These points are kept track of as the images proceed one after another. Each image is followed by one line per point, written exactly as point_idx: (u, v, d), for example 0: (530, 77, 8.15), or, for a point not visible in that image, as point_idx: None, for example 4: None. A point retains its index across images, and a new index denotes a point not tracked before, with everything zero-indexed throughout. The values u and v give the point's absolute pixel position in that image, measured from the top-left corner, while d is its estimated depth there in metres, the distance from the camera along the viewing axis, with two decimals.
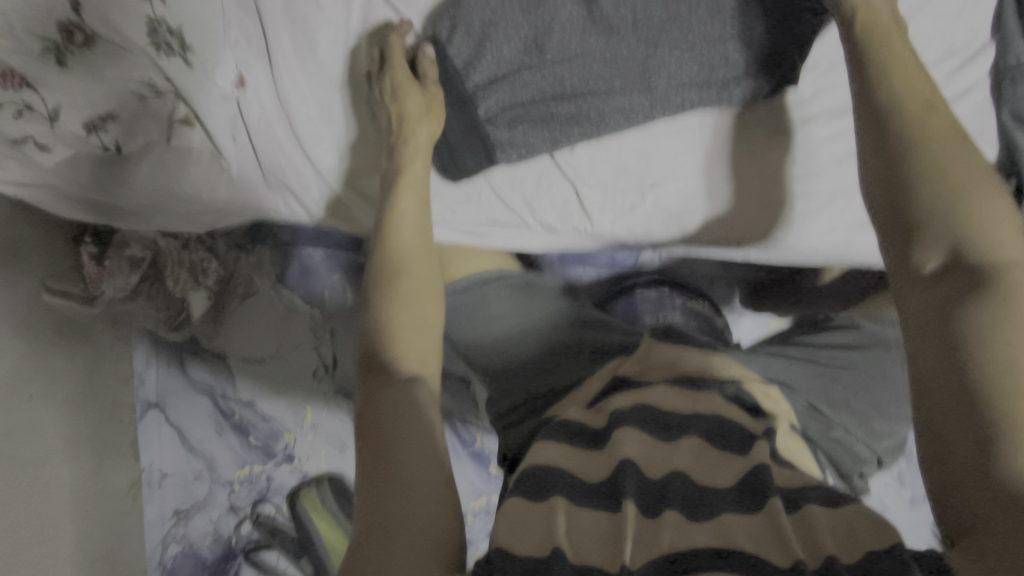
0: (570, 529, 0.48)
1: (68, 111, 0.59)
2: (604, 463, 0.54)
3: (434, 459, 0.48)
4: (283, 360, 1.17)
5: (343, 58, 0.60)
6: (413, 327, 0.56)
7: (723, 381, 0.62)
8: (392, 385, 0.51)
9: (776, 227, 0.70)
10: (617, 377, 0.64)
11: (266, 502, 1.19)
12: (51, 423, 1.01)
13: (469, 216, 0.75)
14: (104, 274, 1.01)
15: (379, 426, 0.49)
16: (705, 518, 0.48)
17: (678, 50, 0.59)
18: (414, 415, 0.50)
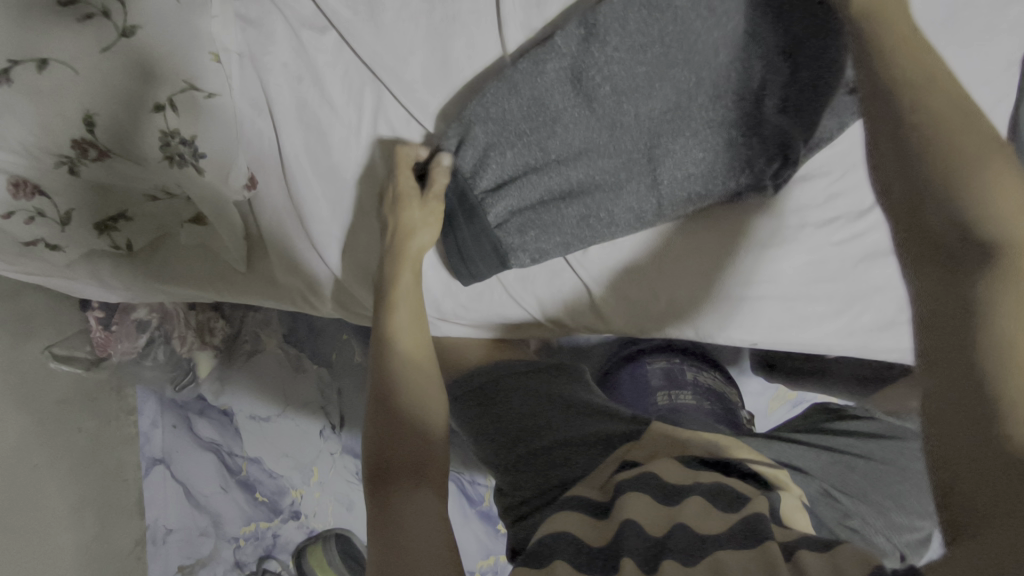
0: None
1: (80, 214, 0.58)
2: (607, 531, 0.52)
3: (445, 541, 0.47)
4: (289, 419, 1.16)
5: (354, 152, 0.63)
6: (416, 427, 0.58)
7: (731, 463, 0.61)
8: (399, 491, 0.52)
9: (793, 330, 0.69)
10: (625, 461, 0.61)
11: (272, 559, 1.18)
12: (56, 490, 1.01)
13: (481, 311, 0.76)
14: (111, 338, 1.01)
15: (392, 527, 0.49)
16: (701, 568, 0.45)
17: (682, 137, 0.60)
18: (423, 512, 0.50)
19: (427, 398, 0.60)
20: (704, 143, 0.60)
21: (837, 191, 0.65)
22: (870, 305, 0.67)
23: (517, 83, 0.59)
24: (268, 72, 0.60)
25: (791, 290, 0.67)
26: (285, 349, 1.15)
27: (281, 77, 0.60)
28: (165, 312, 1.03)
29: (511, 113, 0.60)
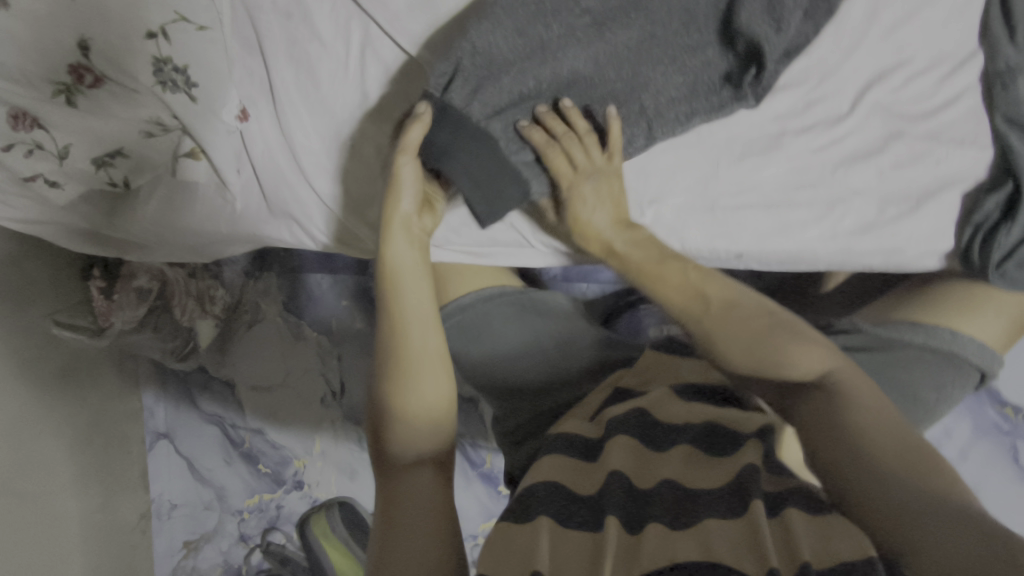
0: (554, 542, 0.46)
1: (77, 148, 0.59)
2: (594, 478, 0.53)
3: (440, 538, 0.48)
4: (290, 388, 1.17)
5: (342, 84, 0.61)
6: (419, 413, 0.56)
7: (719, 387, 0.62)
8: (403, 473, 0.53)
9: (777, 241, 0.68)
10: (619, 389, 0.63)
11: (276, 531, 1.20)
12: (61, 459, 1.02)
13: (472, 236, 0.73)
14: (112, 307, 0.99)
15: (391, 515, 0.50)
16: (685, 526, 0.46)
17: (660, 60, 0.62)
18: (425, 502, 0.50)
19: (432, 383, 0.57)
20: (682, 71, 0.63)
21: (816, 98, 0.65)
22: (852, 209, 0.65)
23: (499, 14, 0.57)
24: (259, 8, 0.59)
25: (777, 203, 0.67)
26: (285, 318, 1.16)
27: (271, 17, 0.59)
28: (167, 280, 1.03)
29: (504, 49, 0.58)
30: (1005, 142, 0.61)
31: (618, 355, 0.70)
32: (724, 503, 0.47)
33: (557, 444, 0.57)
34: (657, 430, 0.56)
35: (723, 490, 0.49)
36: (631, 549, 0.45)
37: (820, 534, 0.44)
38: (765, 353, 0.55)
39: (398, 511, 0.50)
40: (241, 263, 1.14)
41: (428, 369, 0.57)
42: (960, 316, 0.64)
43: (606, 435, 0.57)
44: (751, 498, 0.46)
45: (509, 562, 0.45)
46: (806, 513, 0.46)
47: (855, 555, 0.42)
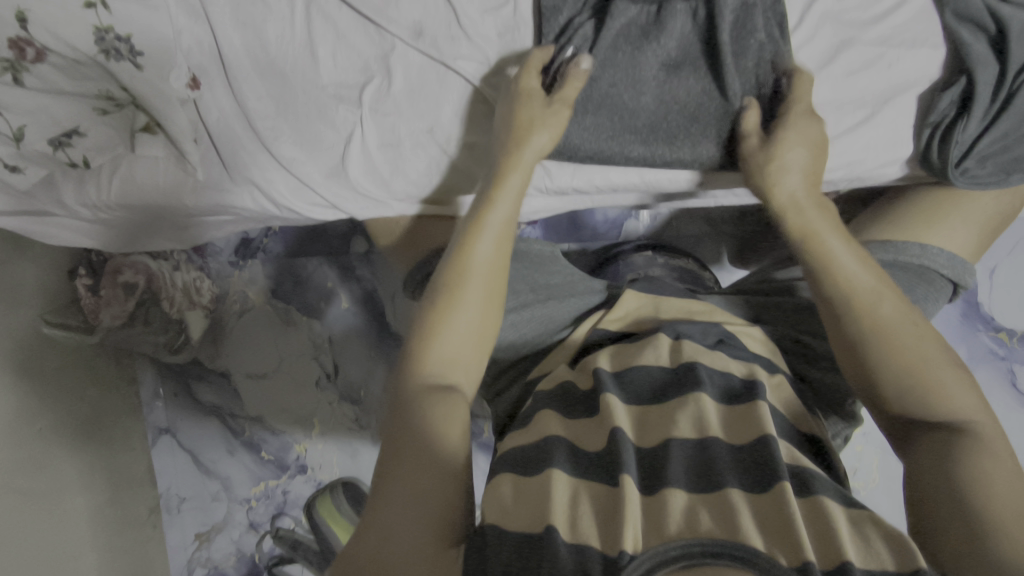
0: (569, 504, 0.44)
1: (33, 129, 0.60)
2: (597, 431, 0.50)
3: (445, 466, 0.47)
4: (286, 373, 1.17)
5: (295, 45, 0.61)
6: (461, 359, 0.54)
7: (705, 330, 0.59)
8: (425, 389, 0.51)
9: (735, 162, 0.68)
10: (601, 335, 0.62)
11: (285, 516, 1.21)
12: (65, 458, 1.04)
13: None
14: (101, 302, 1.03)
15: (406, 424, 0.49)
16: (711, 490, 0.43)
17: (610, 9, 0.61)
18: (436, 425, 0.49)
19: (471, 326, 0.55)
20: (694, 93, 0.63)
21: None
22: None
23: None
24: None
25: None
26: (273, 304, 1.16)
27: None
28: (152, 274, 1.05)
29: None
30: (957, 38, 0.59)
31: (601, 298, 0.69)
32: (749, 473, 0.44)
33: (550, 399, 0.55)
34: (660, 379, 0.53)
35: (744, 460, 0.45)
36: (651, 517, 0.42)
37: (855, 530, 0.42)
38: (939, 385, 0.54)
39: (417, 416, 0.49)
40: (223, 254, 1.15)
41: (474, 328, 0.55)
42: (930, 227, 0.65)
43: (597, 385, 0.53)
44: (779, 478, 0.43)
45: (525, 516, 0.44)
46: (841, 505, 0.44)
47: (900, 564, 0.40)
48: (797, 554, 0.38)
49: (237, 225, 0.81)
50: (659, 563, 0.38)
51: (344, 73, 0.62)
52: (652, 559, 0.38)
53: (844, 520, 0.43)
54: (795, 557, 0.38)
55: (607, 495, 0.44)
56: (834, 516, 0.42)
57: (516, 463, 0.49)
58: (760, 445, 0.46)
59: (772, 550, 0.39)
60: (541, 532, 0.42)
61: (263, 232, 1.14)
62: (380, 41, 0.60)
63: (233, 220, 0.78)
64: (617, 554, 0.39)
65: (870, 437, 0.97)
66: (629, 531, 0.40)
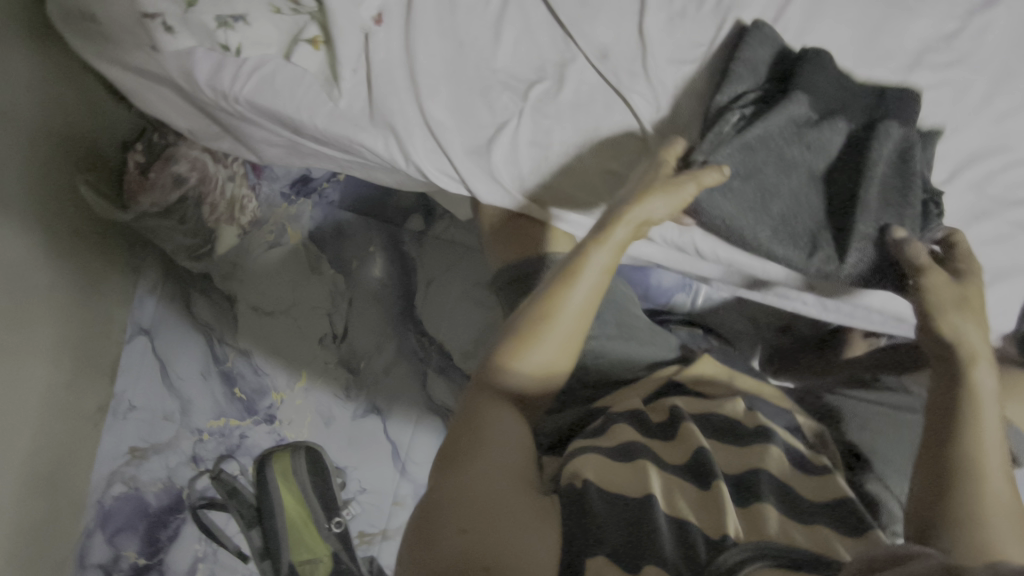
0: (666, 495, 0.50)
1: (205, 1, 0.59)
2: (681, 446, 0.56)
3: (511, 440, 0.54)
4: (293, 319, 1.13)
5: (484, 24, 0.63)
6: (541, 375, 0.58)
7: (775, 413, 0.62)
8: (495, 400, 0.56)
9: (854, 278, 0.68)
10: (673, 381, 0.65)
11: (232, 460, 1.15)
12: (42, 322, 0.97)
13: None
14: (144, 184, 0.99)
15: (478, 428, 0.53)
16: (800, 520, 0.50)
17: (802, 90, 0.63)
18: (506, 423, 0.54)
19: (550, 359, 0.57)
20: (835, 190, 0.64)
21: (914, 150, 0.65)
22: None
23: (677, 28, 0.62)
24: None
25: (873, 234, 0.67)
26: (308, 247, 1.14)
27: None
28: (207, 175, 1.01)
29: (652, 34, 0.61)
30: None
31: (674, 354, 0.72)
32: (836, 518, 0.51)
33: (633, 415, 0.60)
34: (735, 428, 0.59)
35: (820, 504, 0.52)
36: (750, 522, 0.48)
37: None
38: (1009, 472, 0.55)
39: (489, 420, 0.54)
40: (279, 183, 1.14)
41: (562, 347, 0.58)
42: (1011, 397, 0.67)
43: (677, 415, 0.59)
44: (867, 528, 0.50)
45: (622, 487, 0.51)
46: None
47: None
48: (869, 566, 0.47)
49: (335, 163, 0.80)
50: (758, 553, 0.44)
51: (514, 64, 0.63)
52: (752, 546, 0.45)
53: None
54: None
55: (700, 495, 0.50)
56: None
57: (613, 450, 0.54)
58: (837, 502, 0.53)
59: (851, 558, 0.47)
60: (642, 499, 0.49)
61: (326, 176, 1.13)
62: (563, 49, 0.63)
63: (332, 155, 0.77)
64: (721, 539, 0.46)
65: None
66: (730, 521, 0.47)
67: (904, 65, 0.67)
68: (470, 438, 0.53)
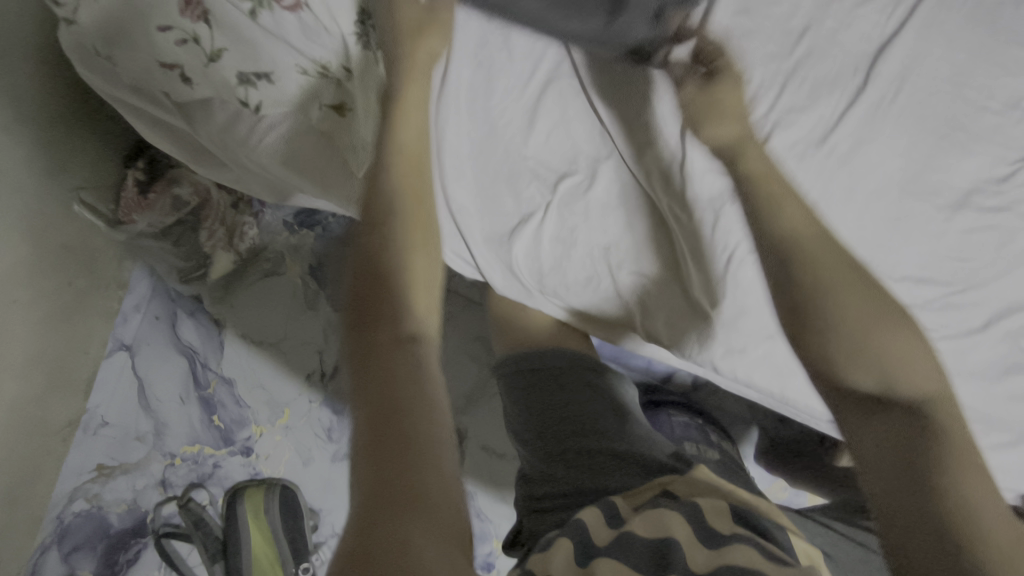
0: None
1: (230, 56, 0.55)
2: (649, 533, 0.49)
3: (440, 413, 0.40)
4: (282, 351, 1.10)
5: (512, 105, 0.61)
6: (418, 288, 0.47)
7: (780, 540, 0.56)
8: (400, 358, 0.42)
9: None
10: (666, 492, 0.58)
11: (202, 489, 1.11)
12: (21, 337, 0.91)
13: (581, 297, 0.67)
14: (142, 204, 0.96)
15: (386, 412, 0.38)
16: None
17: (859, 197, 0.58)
18: (415, 381, 0.41)
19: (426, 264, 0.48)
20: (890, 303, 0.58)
21: (956, 302, 0.57)
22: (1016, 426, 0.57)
23: None
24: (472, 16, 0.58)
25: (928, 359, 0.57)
26: (306, 281, 1.10)
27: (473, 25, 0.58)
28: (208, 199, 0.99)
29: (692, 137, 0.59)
30: None
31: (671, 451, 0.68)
32: None
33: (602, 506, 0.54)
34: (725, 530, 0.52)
35: None
36: None
37: None
38: (879, 364, 0.48)
39: (397, 389, 0.40)
40: (284, 212, 1.07)
41: (421, 232, 0.49)
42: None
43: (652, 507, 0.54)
44: None
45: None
46: None
47: None
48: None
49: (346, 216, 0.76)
50: None
51: (545, 149, 0.62)
52: None
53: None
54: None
55: None
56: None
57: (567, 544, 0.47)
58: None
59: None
60: None
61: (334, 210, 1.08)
62: (601, 143, 0.61)
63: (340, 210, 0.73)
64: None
65: None
66: None
67: (957, 205, 0.57)
68: (381, 428, 0.38)
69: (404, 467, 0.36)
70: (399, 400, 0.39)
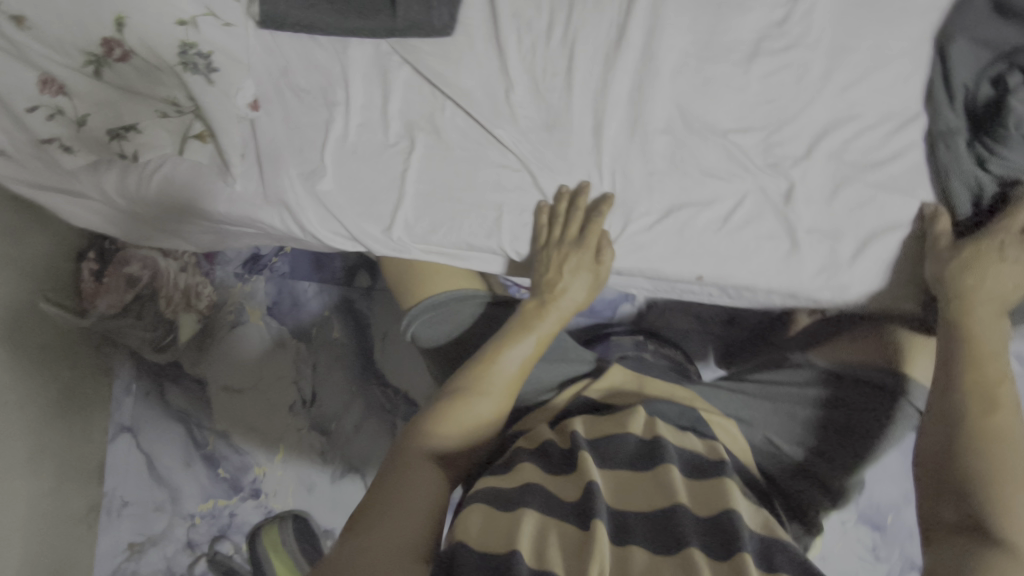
0: (536, 537, 0.46)
1: (95, 118, 0.64)
2: (573, 484, 0.52)
3: (430, 500, 0.53)
4: (261, 392, 1.17)
5: (346, 91, 0.67)
6: (469, 434, 0.60)
7: (682, 411, 0.64)
8: (424, 462, 0.56)
9: (752, 246, 0.67)
10: (588, 405, 0.66)
11: (225, 540, 1.16)
12: (21, 437, 1.01)
13: (446, 238, 0.71)
14: (100, 288, 1.06)
15: (395, 487, 0.53)
16: (674, 548, 0.45)
17: (664, 76, 0.61)
18: (425, 485, 0.54)
19: (487, 413, 0.61)
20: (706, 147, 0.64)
21: (776, 142, 0.63)
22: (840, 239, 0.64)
23: (535, 53, 0.63)
24: (281, 32, 0.64)
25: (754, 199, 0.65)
26: (267, 322, 1.18)
27: (292, 35, 0.65)
28: (157, 271, 1.08)
29: (512, 65, 0.64)
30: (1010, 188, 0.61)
31: (590, 366, 0.74)
32: (714, 537, 0.47)
33: (532, 453, 0.58)
34: (634, 447, 0.57)
35: (706, 521, 0.48)
36: (617, 565, 0.45)
37: None
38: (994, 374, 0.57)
39: (415, 477, 0.54)
40: (231, 265, 1.18)
41: (498, 401, 0.62)
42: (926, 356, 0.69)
43: (574, 444, 0.57)
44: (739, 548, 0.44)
45: (488, 538, 0.46)
46: None
47: None
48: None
49: (256, 238, 0.84)
50: None
51: (382, 124, 0.68)
52: None
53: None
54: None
55: (575, 537, 0.46)
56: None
57: (492, 497, 0.51)
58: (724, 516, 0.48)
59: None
60: (505, 553, 0.43)
61: (274, 251, 1.18)
62: (432, 100, 0.67)
63: (249, 233, 0.81)
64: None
65: (825, 561, 0.98)
66: (596, 564, 0.42)
67: (751, 56, 0.60)
68: (383, 492, 0.53)
69: (384, 505, 0.52)
70: (403, 479, 0.54)
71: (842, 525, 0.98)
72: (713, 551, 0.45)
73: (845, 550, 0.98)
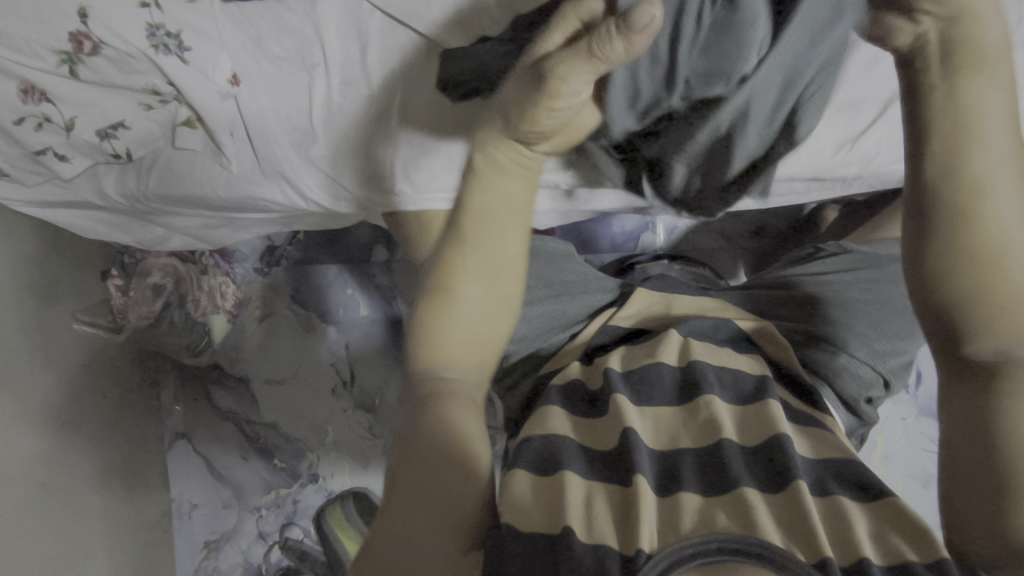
0: (584, 504, 0.44)
1: (83, 121, 0.64)
2: (610, 430, 0.50)
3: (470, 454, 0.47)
4: (302, 380, 1.17)
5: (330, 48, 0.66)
6: (465, 358, 0.52)
7: (715, 326, 0.62)
8: (437, 404, 0.49)
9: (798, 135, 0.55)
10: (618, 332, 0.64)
11: (294, 526, 1.17)
12: (82, 453, 1.05)
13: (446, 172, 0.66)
14: (129, 303, 1.10)
15: (427, 447, 0.46)
16: (725, 489, 0.43)
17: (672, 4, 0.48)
18: (459, 434, 0.48)
19: (467, 344, 0.53)
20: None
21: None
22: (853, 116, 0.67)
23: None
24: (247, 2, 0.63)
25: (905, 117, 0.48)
26: (293, 310, 1.19)
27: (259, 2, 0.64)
28: (179, 276, 1.11)
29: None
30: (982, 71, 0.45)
31: (614, 294, 0.74)
32: (764, 469, 0.45)
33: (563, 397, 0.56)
34: (672, 379, 0.55)
35: (756, 452, 0.47)
36: (667, 516, 0.42)
37: (876, 533, 0.42)
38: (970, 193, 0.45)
39: (440, 428, 0.48)
40: (250, 261, 1.19)
41: (474, 335, 0.53)
42: None
43: (608, 385, 0.55)
44: (792, 478, 0.44)
45: (535, 518, 0.43)
46: (862, 504, 0.44)
47: (924, 558, 0.40)
48: (816, 551, 0.38)
49: (264, 222, 0.83)
50: (675, 560, 0.38)
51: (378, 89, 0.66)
52: (668, 554, 0.38)
53: (865, 524, 0.42)
54: (813, 553, 0.38)
55: (620, 496, 0.44)
56: (854, 516, 0.42)
57: (531, 463, 0.48)
58: (772, 442, 0.47)
59: (789, 546, 0.39)
60: (557, 533, 0.41)
61: (287, 239, 1.18)
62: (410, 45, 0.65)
63: (255, 216, 0.80)
64: (634, 554, 0.38)
65: (892, 460, 0.95)
66: (644, 530, 0.40)
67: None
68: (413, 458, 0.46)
69: (420, 477, 0.45)
70: (424, 437, 0.47)
71: (903, 423, 0.95)
72: (765, 484, 0.44)
73: (911, 446, 0.94)
